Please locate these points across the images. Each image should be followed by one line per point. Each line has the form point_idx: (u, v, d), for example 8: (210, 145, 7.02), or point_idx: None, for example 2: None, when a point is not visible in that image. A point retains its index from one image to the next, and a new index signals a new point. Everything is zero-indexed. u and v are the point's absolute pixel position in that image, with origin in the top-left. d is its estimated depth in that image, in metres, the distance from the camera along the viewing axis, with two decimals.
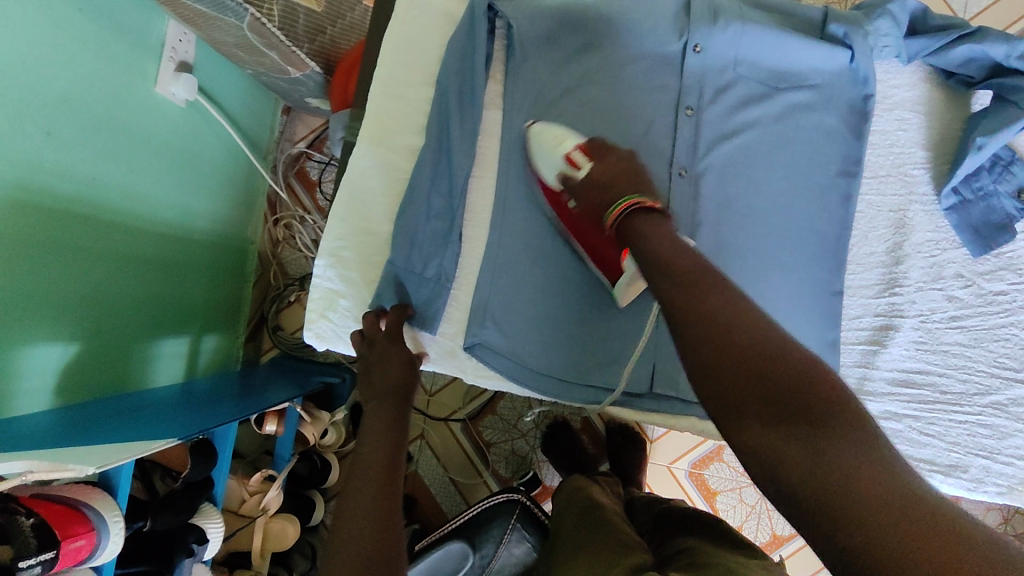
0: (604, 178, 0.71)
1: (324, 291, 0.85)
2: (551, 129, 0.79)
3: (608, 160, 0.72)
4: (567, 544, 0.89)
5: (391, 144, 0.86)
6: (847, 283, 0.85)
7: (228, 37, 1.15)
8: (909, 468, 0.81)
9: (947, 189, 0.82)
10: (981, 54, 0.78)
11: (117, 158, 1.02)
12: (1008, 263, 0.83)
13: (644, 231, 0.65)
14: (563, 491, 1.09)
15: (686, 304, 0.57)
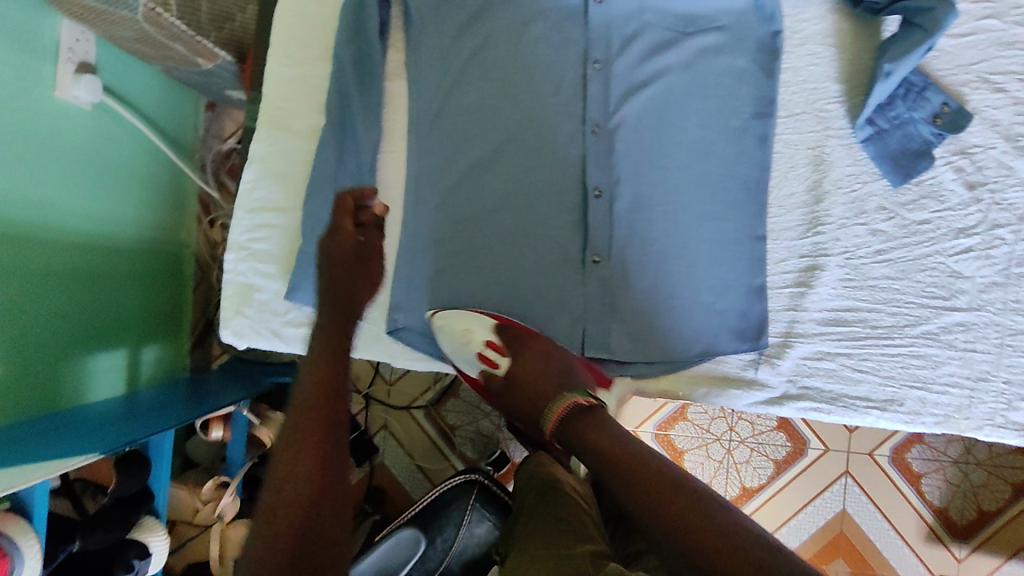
0: (536, 373, 0.75)
1: (238, 286, 0.82)
2: (455, 317, 0.80)
3: (523, 350, 0.77)
4: (524, 522, 0.87)
5: (293, 126, 0.83)
6: (771, 226, 0.84)
7: (127, 33, 1.08)
8: (844, 406, 0.81)
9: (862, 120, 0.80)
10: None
11: (18, 170, 0.96)
12: (929, 190, 0.82)
13: (596, 430, 0.67)
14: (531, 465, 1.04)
15: (649, 498, 0.59)
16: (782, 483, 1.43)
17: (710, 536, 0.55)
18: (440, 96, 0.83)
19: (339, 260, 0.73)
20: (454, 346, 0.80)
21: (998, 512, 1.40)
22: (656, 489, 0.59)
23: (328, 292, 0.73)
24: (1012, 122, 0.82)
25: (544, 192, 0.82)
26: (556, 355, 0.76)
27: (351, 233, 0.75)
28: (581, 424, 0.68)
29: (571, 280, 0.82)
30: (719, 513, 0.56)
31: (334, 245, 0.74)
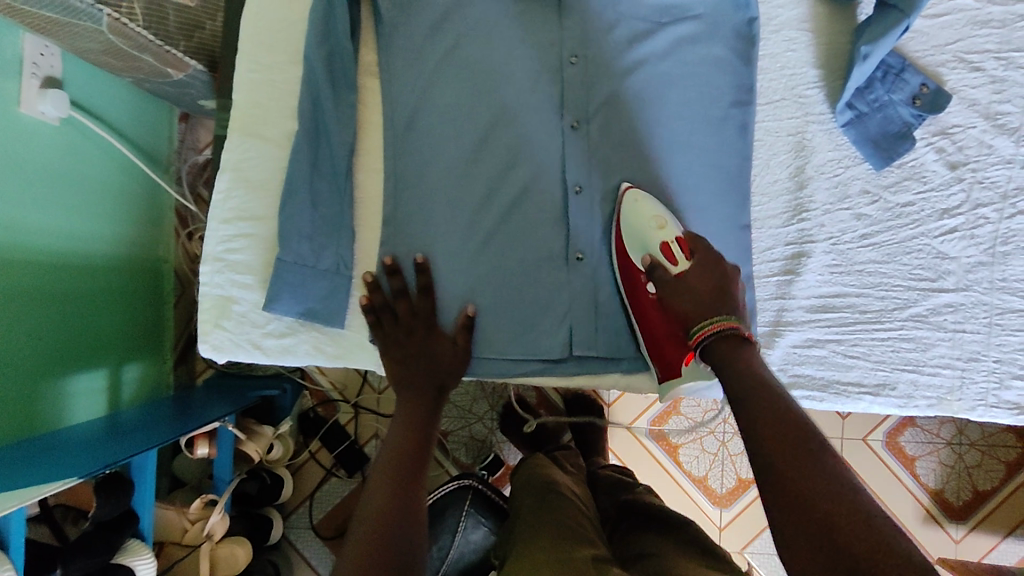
0: (703, 290, 0.70)
1: (215, 298, 0.79)
2: (648, 203, 0.76)
3: (705, 265, 0.71)
4: (524, 521, 0.86)
5: (265, 132, 0.81)
6: (755, 214, 0.83)
7: (93, 44, 1.05)
8: (837, 393, 0.80)
9: (841, 105, 0.80)
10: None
11: None
12: (912, 172, 0.81)
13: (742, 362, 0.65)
14: (530, 466, 1.03)
15: (787, 461, 0.58)
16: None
17: (829, 498, 0.56)
18: (416, 97, 0.81)
19: (406, 338, 0.79)
20: (637, 232, 0.76)
21: (992, 492, 1.41)
22: (780, 440, 0.60)
23: (402, 364, 0.79)
24: (990, 101, 0.82)
25: (526, 189, 0.81)
26: (732, 285, 0.70)
27: (400, 311, 0.79)
28: (725, 348, 0.66)
29: (557, 277, 0.81)
30: (845, 479, 0.57)
31: (385, 326, 0.79)
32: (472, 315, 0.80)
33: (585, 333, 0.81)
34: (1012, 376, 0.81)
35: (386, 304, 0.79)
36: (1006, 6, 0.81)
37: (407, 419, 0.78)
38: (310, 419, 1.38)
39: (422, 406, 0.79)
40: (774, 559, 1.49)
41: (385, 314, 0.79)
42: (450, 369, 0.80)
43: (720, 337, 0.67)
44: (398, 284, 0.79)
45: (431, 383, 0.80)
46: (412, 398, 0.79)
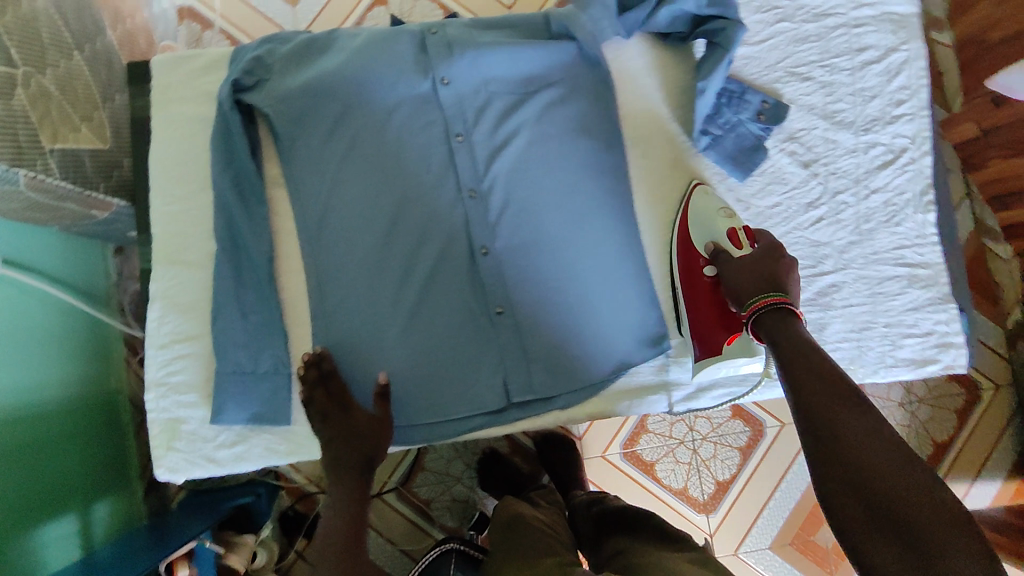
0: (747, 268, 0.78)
1: (164, 421, 0.85)
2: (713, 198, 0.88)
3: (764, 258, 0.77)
4: (501, 559, 0.88)
5: (188, 257, 0.87)
6: (646, 240, 0.92)
7: (13, 205, 1.07)
8: (739, 385, 0.90)
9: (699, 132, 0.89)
10: (683, 11, 0.87)
11: None
12: (773, 176, 0.92)
13: (789, 331, 0.71)
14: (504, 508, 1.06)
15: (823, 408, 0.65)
16: (752, 471, 1.54)
17: (863, 440, 0.62)
18: (322, 197, 0.88)
19: (332, 420, 0.83)
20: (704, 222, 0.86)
21: (950, 441, 1.49)
22: (830, 407, 0.65)
23: (328, 444, 0.83)
24: (825, 103, 0.93)
25: (438, 262, 0.88)
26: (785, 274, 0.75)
27: (319, 398, 0.82)
28: (777, 321, 0.71)
29: (482, 333, 0.87)
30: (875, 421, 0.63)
31: (313, 411, 0.83)
32: (385, 389, 0.83)
33: (519, 380, 0.87)
34: (903, 335, 0.90)
35: (312, 393, 0.82)
36: (818, 22, 0.94)
37: (340, 495, 0.82)
38: (290, 517, 1.39)
39: (353, 481, 0.82)
40: (767, 553, 1.53)
41: (316, 395, 0.82)
42: (374, 441, 0.83)
43: (773, 310, 0.72)
44: (317, 371, 0.82)
45: (359, 458, 0.83)
46: (344, 476, 0.83)
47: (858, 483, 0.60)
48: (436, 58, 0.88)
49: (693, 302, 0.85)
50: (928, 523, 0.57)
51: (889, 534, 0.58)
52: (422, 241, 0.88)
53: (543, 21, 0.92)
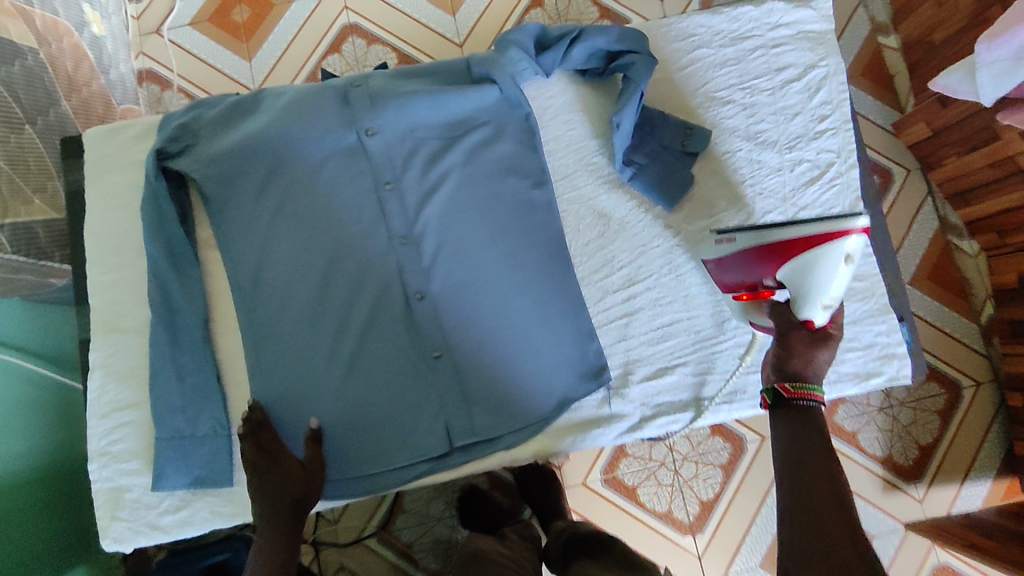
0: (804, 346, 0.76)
1: (108, 491, 0.85)
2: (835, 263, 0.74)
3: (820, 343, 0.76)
4: None
5: (126, 325, 0.88)
6: (580, 273, 0.92)
7: None
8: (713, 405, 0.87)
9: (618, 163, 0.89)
10: (597, 50, 0.91)
11: None
12: (701, 201, 0.92)
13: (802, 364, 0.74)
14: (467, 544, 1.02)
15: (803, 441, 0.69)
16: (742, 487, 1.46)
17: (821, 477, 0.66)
18: (254, 255, 0.89)
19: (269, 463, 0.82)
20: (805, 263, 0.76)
21: (935, 443, 1.45)
22: (807, 443, 0.69)
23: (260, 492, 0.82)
24: (748, 124, 0.93)
25: (374, 311, 0.88)
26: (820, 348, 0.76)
27: (251, 450, 0.82)
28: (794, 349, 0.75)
29: (422, 379, 0.88)
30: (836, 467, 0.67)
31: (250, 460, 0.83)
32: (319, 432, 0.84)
33: (460, 424, 0.87)
34: (845, 350, 0.89)
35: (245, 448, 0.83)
36: (735, 46, 0.95)
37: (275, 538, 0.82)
38: None
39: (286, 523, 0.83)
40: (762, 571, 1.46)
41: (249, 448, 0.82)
42: (306, 490, 0.82)
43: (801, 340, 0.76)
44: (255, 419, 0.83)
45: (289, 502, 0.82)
46: (277, 519, 0.82)
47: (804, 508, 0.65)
48: (361, 109, 0.89)
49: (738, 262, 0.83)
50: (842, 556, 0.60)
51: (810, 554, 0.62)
52: (355, 292, 0.88)
53: (465, 66, 0.93)
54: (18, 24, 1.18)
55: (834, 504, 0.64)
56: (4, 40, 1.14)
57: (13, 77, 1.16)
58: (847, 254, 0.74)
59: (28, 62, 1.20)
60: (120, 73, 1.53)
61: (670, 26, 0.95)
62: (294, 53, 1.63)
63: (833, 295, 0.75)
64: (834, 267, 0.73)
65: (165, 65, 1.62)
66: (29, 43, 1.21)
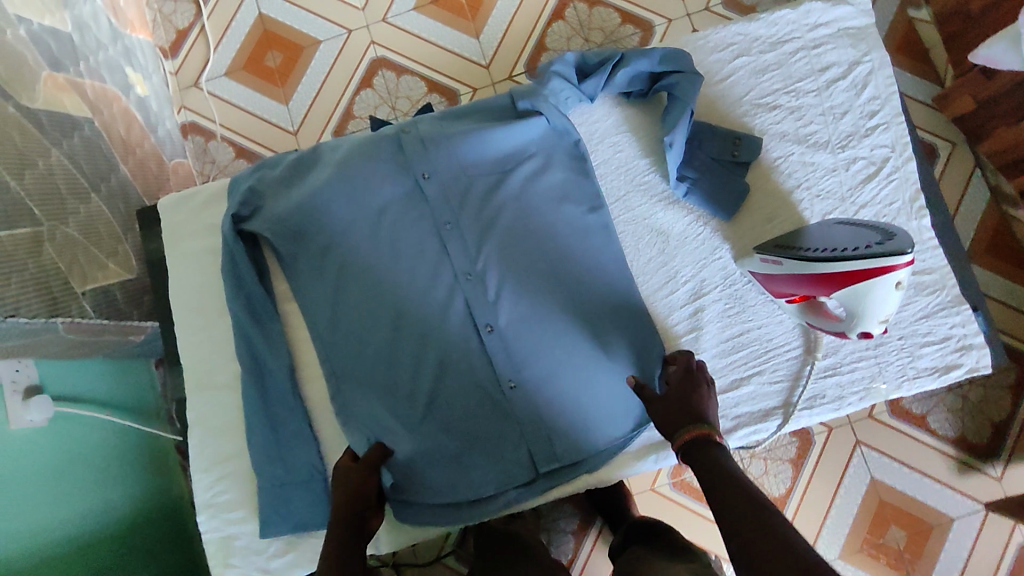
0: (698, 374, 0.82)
1: (218, 540, 0.90)
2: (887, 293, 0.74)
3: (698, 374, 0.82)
4: None
5: (217, 382, 0.93)
6: (645, 292, 0.93)
7: (59, 346, 1.12)
8: (791, 415, 0.88)
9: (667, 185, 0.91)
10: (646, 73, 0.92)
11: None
12: (760, 208, 0.92)
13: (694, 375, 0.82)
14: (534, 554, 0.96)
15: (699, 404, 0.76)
16: (814, 474, 1.38)
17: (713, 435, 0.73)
18: (328, 306, 0.92)
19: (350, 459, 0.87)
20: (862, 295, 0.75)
21: (1009, 420, 1.41)
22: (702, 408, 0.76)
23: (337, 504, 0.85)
24: (798, 128, 0.93)
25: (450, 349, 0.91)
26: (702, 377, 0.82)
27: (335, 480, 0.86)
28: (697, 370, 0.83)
29: (500, 409, 0.90)
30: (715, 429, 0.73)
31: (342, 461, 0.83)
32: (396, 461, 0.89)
33: (544, 450, 0.89)
34: (921, 344, 0.89)
35: None
36: (776, 51, 0.95)
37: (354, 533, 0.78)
38: None
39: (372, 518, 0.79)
40: (840, 564, 1.37)
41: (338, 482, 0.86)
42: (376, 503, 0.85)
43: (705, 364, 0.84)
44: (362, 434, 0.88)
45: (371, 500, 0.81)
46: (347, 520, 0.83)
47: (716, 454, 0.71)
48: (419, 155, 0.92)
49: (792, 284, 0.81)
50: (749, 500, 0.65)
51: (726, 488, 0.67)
52: (427, 331, 0.91)
53: (509, 100, 0.95)
54: (73, 97, 1.22)
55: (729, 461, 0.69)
56: (62, 114, 1.17)
57: (75, 149, 1.20)
58: (898, 280, 0.74)
59: (86, 132, 1.24)
60: (167, 129, 1.58)
61: (708, 37, 0.95)
62: (328, 91, 1.66)
63: (887, 311, 0.76)
64: (886, 291, 0.74)
65: (208, 116, 1.67)
66: (85, 113, 1.25)
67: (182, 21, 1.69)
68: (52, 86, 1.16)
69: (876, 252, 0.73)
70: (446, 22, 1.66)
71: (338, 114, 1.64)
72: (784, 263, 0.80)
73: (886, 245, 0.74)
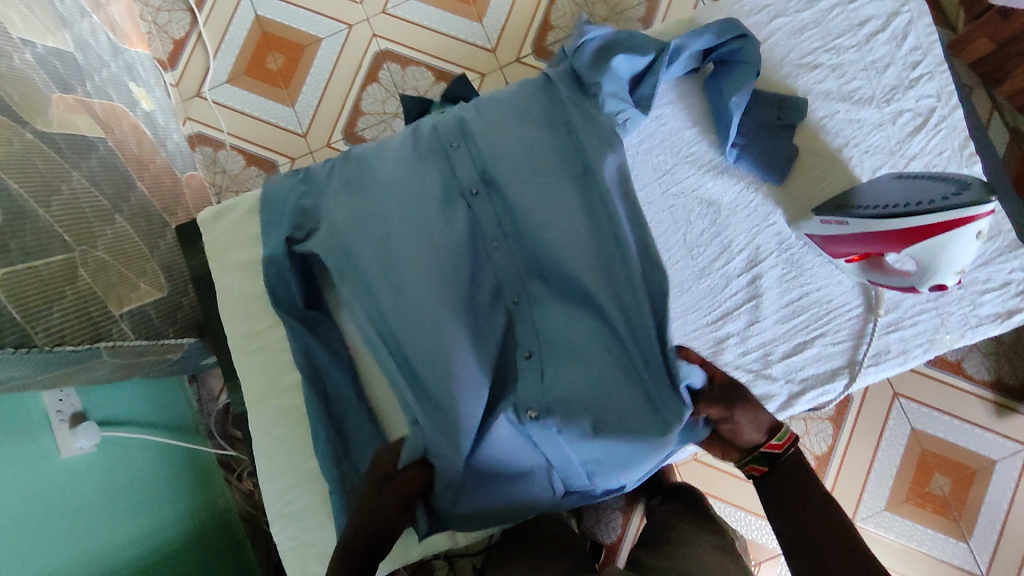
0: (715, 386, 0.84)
1: (295, 548, 0.90)
2: (964, 245, 0.75)
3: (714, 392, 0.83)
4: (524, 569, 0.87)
5: (277, 392, 0.92)
6: (701, 264, 0.92)
7: (102, 371, 1.10)
8: (858, 373, 0.88)
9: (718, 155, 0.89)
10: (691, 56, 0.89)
11: (49, 552, 0.98)
12: (808, 170, 0.92)
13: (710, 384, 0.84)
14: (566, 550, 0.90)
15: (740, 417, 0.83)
16: (857, 429, 1.39)
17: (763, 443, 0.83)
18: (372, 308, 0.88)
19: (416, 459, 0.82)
20: (941, 250, 0.75)
21: None
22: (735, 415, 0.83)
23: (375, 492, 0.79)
24: (840, 86, 0.92)
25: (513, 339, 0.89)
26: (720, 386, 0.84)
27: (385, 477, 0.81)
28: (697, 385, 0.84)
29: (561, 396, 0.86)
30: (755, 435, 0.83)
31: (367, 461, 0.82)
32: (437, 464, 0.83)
33: None
34: (982, 291, 0.89)
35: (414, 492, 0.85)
36: (812, 9, 0.93)
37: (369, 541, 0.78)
38: None
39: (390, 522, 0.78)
40: (887, 516, 1.37)
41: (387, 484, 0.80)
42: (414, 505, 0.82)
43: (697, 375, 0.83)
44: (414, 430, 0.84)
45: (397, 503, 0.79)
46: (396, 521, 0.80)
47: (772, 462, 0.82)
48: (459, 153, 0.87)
49: (867, 243, 0.80)
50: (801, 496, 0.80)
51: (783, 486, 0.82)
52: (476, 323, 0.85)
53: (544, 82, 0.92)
54: (85, 117, 1.18)
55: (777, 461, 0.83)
56: (79, 136, 1.13)
57: (94, 171, 1.16)
58: (979, 230, 0.74)
59: (102, 152, 1.20)
60: (176, 143, 1.54)
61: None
62: (334, 89, 1.63)
63: (963, 263, 0.77)
64: (968, 241, 0.74)
65: (214, 126, 1.63)
66: (98, 133, 1.21)
67: (177, 30, 1.64)
68: (64, 108, 1.12)
69: (959, 203, 0.73)
70: (448, 9, 1.63)
71: (346, 111, 1.61)
72: (859, 223, 0.79)
73: (965, 194, 0.74)
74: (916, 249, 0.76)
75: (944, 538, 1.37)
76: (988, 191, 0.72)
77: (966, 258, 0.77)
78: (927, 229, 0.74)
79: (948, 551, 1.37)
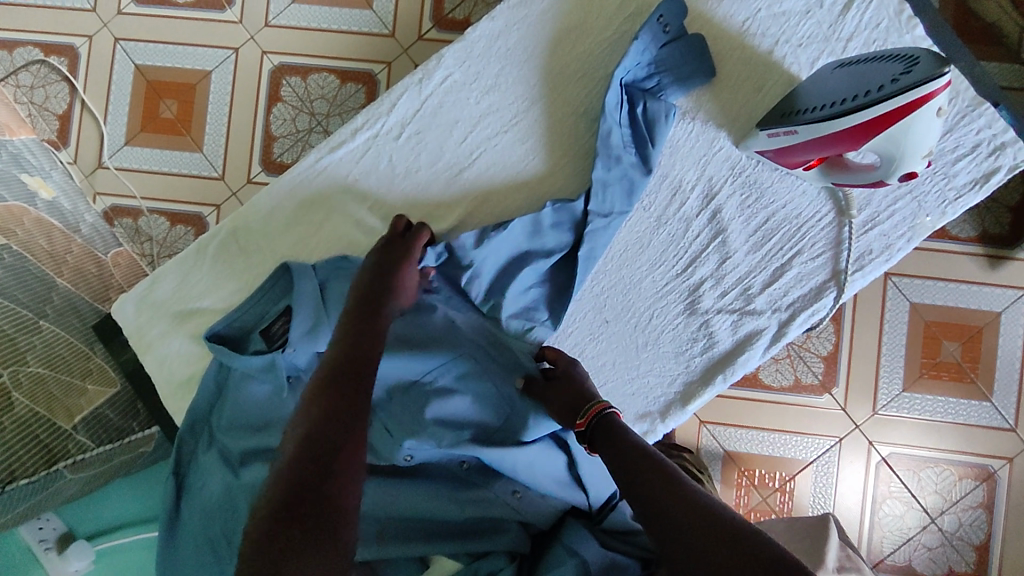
0: (559, 401, 0.78)
1: None
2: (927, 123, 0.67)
3: (557, 389, 0.79)
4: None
5: None
6: (658, 214, 0.85)
7: (69, 490, 1.01)
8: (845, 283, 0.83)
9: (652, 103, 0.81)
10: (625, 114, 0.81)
11: None
12: (742, 85, 0.84)
13: (615, 436, 0.71)
14: (562, 530, 0.76)
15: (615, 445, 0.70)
16: (861, 324, 1.33)
17: (634, 459, 0.68)
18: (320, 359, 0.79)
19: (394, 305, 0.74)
20: (904, 132, 0.68)
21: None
22: (610, 439, 0.71)
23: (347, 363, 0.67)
24: None
25: (489, 345, 0.84)
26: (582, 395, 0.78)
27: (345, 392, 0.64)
28: (604, 430, 0.73)
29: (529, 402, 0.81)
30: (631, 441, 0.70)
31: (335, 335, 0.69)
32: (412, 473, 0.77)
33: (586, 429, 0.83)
34: (953, 162, 0.83)
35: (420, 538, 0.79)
36: None
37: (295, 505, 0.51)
38: None
39: (354, 404, 0.61)
40: (906, 397, 1.33)
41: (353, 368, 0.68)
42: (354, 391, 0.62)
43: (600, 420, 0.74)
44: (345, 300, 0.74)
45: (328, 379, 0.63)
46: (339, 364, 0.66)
47: (638, 477, 0.66)
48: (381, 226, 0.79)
49: (824, 146, 0.73)
50: (668, 503, 0.62)
51: (664, 491, 0.63)
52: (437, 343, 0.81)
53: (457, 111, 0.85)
54: None
55: (641, 459, 0.67)
56: None
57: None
58: (937, 107, 0.68)
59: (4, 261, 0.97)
60: (93, 224, 1.23)
61: None
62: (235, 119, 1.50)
63: (928, 144, 0.70)
64: (925, 122, 0.67)
65: (128, 194, 1.38)
66: None
67: (59, 104, 1.38)
68: None
69: (912, 83, 0.65)
70: None
71: (258, 141, 1.38)
72: (812, 127, 0.72)
73: (916, 71, 0.66)
74: (877, 141, 0.69)
75: (967, 402, 1.33)
76: (940, 62, 0.65)
77: (931, 140, 0.70)
78: (885, 120, 0.67)
79: (974, 414, 1.33)
